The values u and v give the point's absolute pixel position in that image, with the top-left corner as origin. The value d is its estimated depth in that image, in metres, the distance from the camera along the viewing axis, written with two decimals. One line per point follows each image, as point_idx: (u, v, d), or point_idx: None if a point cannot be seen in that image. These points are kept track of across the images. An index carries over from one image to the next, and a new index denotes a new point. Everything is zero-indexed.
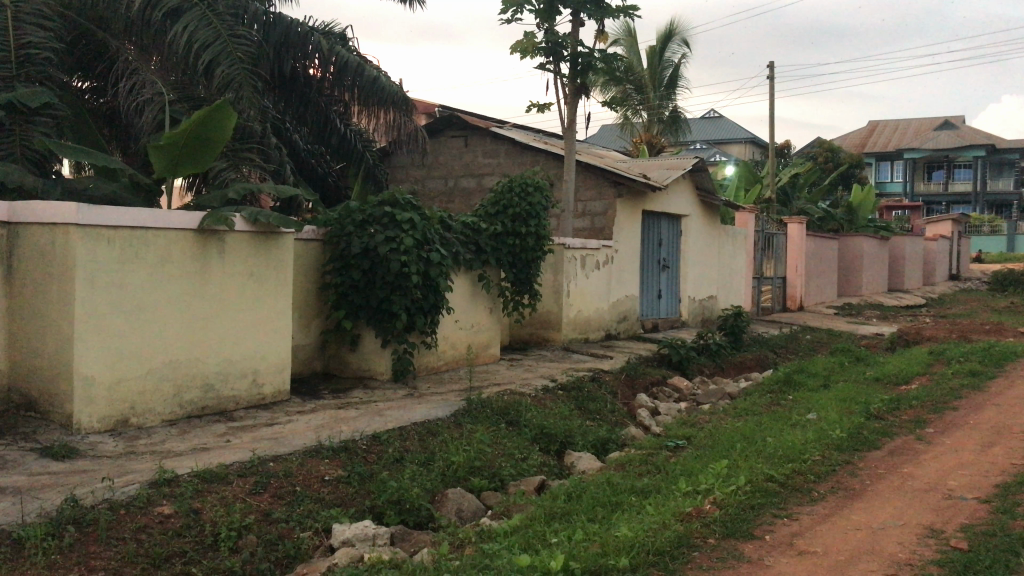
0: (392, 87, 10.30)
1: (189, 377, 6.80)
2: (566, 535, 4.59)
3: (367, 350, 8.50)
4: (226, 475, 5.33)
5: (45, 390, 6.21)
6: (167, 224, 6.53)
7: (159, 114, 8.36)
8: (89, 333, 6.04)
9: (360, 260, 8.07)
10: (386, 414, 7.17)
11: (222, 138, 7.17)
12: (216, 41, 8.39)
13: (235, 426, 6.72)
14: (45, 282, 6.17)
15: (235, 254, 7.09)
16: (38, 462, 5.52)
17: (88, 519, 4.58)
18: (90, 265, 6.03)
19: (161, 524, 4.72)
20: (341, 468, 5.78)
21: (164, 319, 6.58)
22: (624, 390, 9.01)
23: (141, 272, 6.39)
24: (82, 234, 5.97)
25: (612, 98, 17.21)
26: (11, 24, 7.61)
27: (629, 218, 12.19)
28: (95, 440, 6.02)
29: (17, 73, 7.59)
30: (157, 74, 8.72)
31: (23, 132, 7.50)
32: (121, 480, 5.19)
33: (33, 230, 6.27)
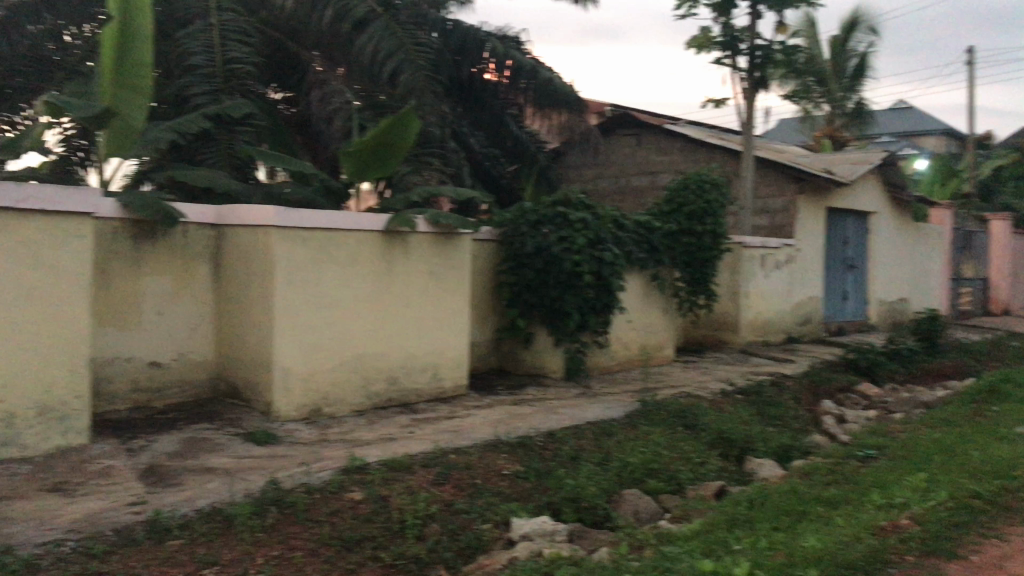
0: (564, 89, 10.37)
1: (376, 370, 7.13)
2: (749, 542, 4.45)
3: (540, 348, 8.60)
4: (410, 466, 5.59)
5: (248, 379, 6.70)
6: (356, 225, 6.87)
7: (348, 122, 8.80)
8: (285, 327, 6.46)
9: (533, 259, 8.19)
10: (561, 412, 7.22)
11: (406, 145, 7.48)
12: (398, 50, 8.73)
13: (418, 418, 6.96)
14: (247, 279, 6.66)
15: (418, 253, 7.36)
16: (242, 446, 5.95)
17: (287, 502, 4.95)
18: (287, 265, 6.45)
19: (352, 509, 4.99)
20: (519, 463, 5.89)
21: (353, 315, 6.93)
22: (808, 396, 8.60)
23: (333, 271, 6.76)
24: (281, 236, 6.40)
25: (793, 91, 16.55)
26: (217, 42, 8.19)
27: (810, 216, 11.66)
28: (292, 427, 6.42)
29: (223, 86, 8.15)
30: (346, 83, 9.16)
31: (228, 141, 8.04)
32: (315, 466, 5.53)
33: (239, 231, 6.77)
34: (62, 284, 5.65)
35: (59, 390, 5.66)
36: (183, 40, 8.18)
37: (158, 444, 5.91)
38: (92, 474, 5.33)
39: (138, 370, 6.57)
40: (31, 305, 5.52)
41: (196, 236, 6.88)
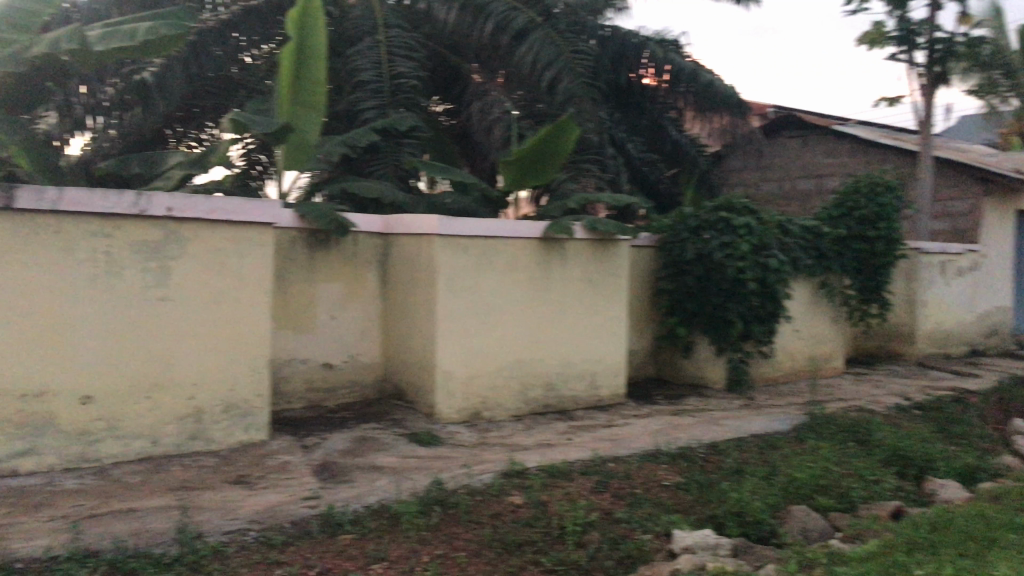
0: (726, 91, 10.13)
1: (534, 375, 7.20)
2: (932, 568, 4.16)
3: (701, 357, 8.43)
4: (570, 472, 5.64)
5: (412, 382, 6.92)
6: (515, 233, 6.96)
7: (507, 131, 8.99)
8: (448, 332, 6.64)
9: (694, 266, 8.02)
10: (723, 423, 7.04)
11: (563, 152, 7.53)
12: (557, 59, 8.74)
13: (576, 425, 6.96)
14: (412, 285, 6.90)
15: (576, 260, 7.37)
16: (407, 446, 6.15)
17: (451, 502, 5.11)
18: (450, 271, 6.63)
19: (513, 512, 5.07)
20: (679, 474, 5.80)
21: (512, 321, 7.02)
22: (995, 414, 7.97)
23: (493, 278, 6.88)
24: (444, 243, 6.59)
25: (978, 85, 15.45)
26: (384, 58, 8.48)
27: (998, 220, 10.82)
28: (454, 430, 6.58)
29: (390, 100, 8.43)
30: (505, 93, 9.33)
31: (394, 152, 8.26)
32: (477, 468, 5.68)
33: (404, 238, 7.02)
34: (245, 290, 6.06)
35: (242, 388, 6.07)
36: (353, 57, 8.52)
37: (330, 442, 6.21)
38: (271, 468, 5.67)
39: (312, 371, 6.94)
40: (218, 310, 5.95)
41: (365, 244, 7.18)
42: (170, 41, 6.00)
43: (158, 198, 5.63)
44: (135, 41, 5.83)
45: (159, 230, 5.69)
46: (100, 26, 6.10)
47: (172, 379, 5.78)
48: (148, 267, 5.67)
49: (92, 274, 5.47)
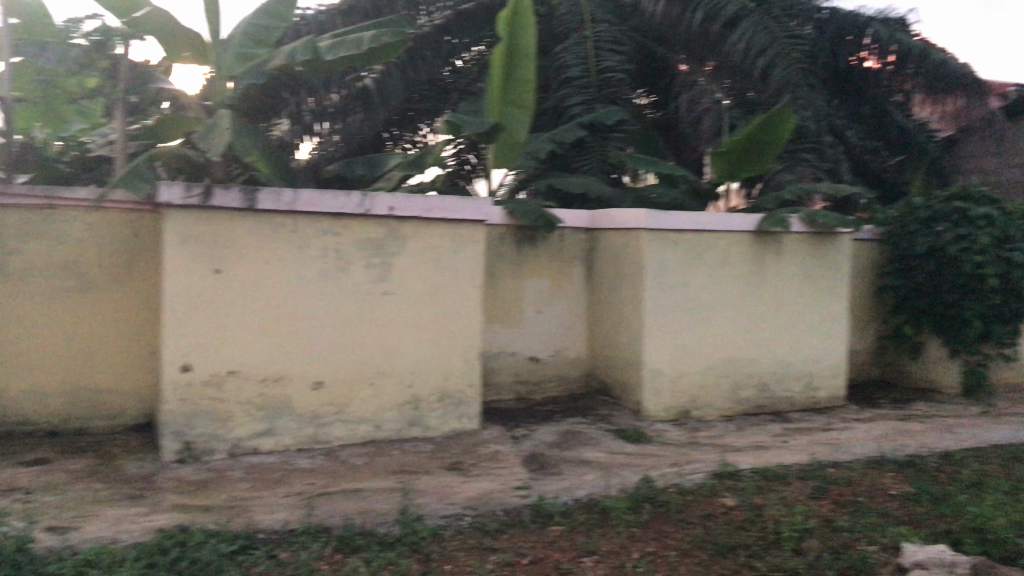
0: (962, 69, 9.40)
1: (746, 375, 6.95)
2: None
3: (931, 359, 7.81)
4: (786, 477, 5.43)
5: (619, 378, 6.90)
6: (726, 227, 6.75)
7: (718, 122, 8.70)
8: (655, 328, 6.57)
9: (925, 260, 7.42)
10: (957, 432, 6.47)
11: (778, 142, 7.19)
12: (772, 45, 8.42)
13: (791, 427, 6.65)
14: (620, 280, 6.87)
15: (792, 254, 7.03)
16: (615, 442, 6.13)
17: (661, 500, 5.06)
18: (658, 266, 6.55)
19: (725, 514, 4.93)
20: (908, 484, 5.39)
21: (722, 318, 6.82)
22: None
23: (702, 274, 6.72)
24: (651, 238, 6.53)
25: None
26: (591, 53, 8.46)
27: None
28: (662, 428, 6.49)
29: (597, 95, 8.41)
30: (715, 82, 9.01)
31: (602, 146, 8.13)
32: (688, 467, 5.60)
33: (612, 234, 6.99)
34: (460, 285, 6.26)
35: (457, 379, 6.29)
36: (561, 55, 8.56)
37: (539, 434, 6.31)
38: (484, 457, 5.84)
39: (520, 364, 7.09)
40: (435, 303, 6.20)
41: (573, 240, 7.22)
42: (392, 48, 6.33)
43: (380, 198, 5.94)
44: (362, 49, 6.17)
45: (381, 228, 6.01)
46: (328, 36, 6.49)
47: (392, 369, 6.10)
48: (372, 263, 6.00)
49: (323, 269, 5.88)
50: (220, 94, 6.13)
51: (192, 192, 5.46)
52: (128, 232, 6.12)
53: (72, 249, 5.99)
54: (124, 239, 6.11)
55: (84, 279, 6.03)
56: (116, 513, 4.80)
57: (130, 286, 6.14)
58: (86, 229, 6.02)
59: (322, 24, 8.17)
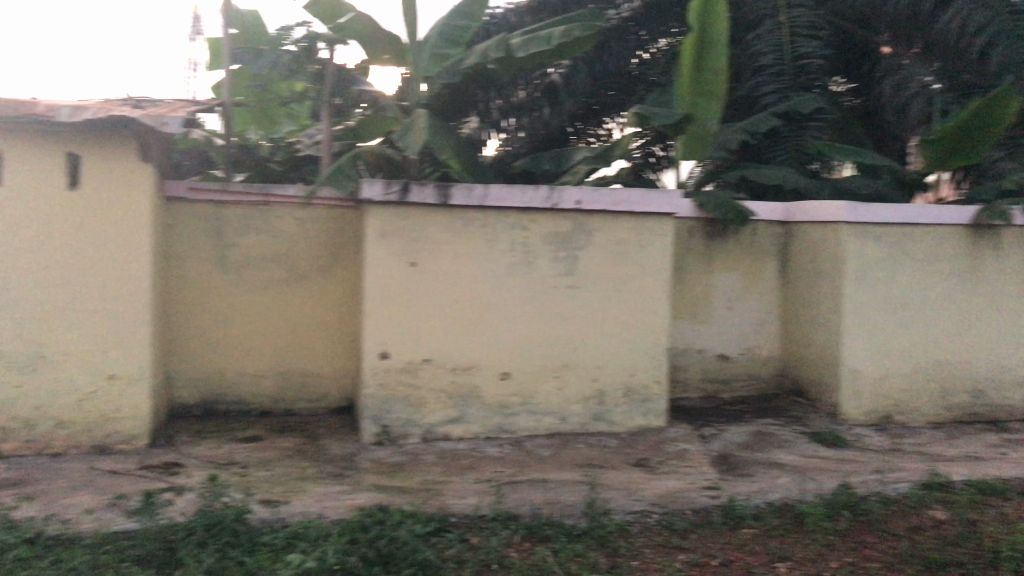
0: None
1: (958, 380, 6.43)
2: None
3: None
4: (1006, 492, 4.98)
5: (814, 379, 6.58)
6: (938, 220, 6.27)
7: (927, 108, 8.09)
8: (855, 326, 6.22)
9: None
10: None
11: (998, 127, 6.60)
12: (992, 21, 7.71)
13: (1011, 438, 6.09)
14: (816, 276, 6.54)
15: (1015, 250, 6.42)
16: (810, 445, 5.85)
17: (862, 508, 4.78)
18: (859, 262, 6.20)
19: (935, 528, 4.59)
20: None
21: (932, 317, 6.35)
22: None
23: (909, 270, 6.29)
24: (853, 232, 6.19)
25: None
26: (787, 39, 8.06)
27: None
28: (861, 432, 6.14)
29: (792, 83, 8.04)
30: (925, 65, 8.38)
31: (798, 135, 7.75)
32: (892, 476, 5.26)
33: (809, 228, 6.66)
34: (647, 280, 6.18)
35: (643, 374, 6.22)
36: (754, 42, 8.24)
37: (728, 433, 6.14)
38: (671, 455, 5.75)
39: (709, 362, 6.94)
40: (622, 298, 6.16)
41: (765, 234, 6.95)
42: (581, 42, 6.33)
43: (569, 192, 5.95)
44: (552, 44, 6.19)
45: (569, 222, 6.04)
46: (519, 33, 6.58)
47: (578, 362, 6.13)
48: (559, 257, 6.05)
49: (512, 263, 5.99)
50: (417, 94, 6.35)
51: (391, 188, 5.71)
52: (331, 227, 6.50)
53: (283, 243, 6.44)
54: (328, 234, 6.49)
55: (292, 270, 6.47)
56: (321, 490, 5.11)
57: (332, 278, 6.52)
58: (295, 224, 6.44)
59: (511, 23, 8.32)
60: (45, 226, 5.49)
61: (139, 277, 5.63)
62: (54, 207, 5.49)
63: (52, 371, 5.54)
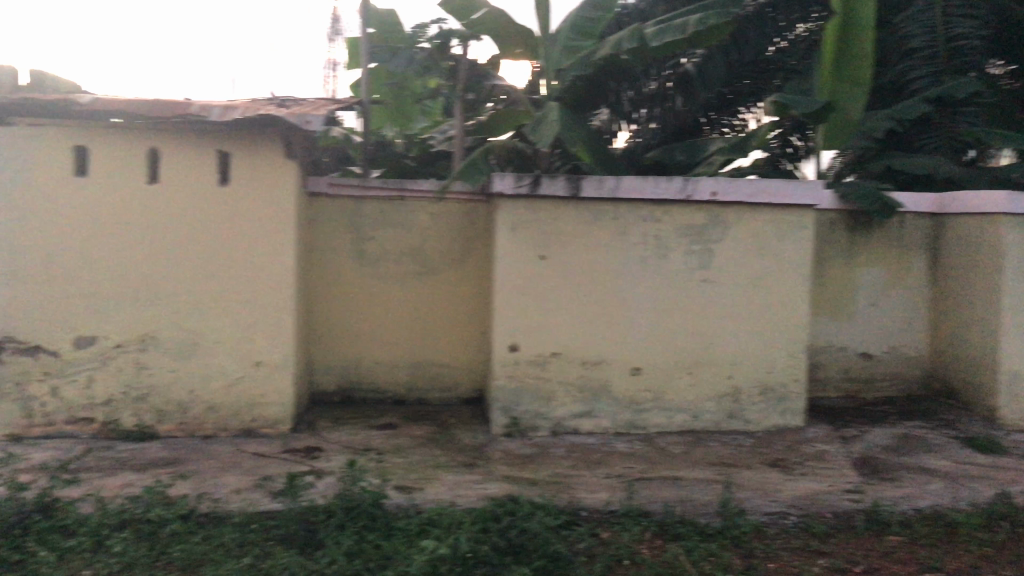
0: None
1: None
2: None
3: None
4: None
5: (967, 380, 6.20)
6: None
7: None
8: (1015, 325, 5.82)
9: None
10: None
11: None
12: None
13: None
14: (971, 271, 6.15)
15: None
16: (963, 451, 5.51)
17: None
18: (1020, 256, 5.80)
19: None
20: None
21: None
22: None
23: None
24: (1014, 224, 5.79)
25: None
26: (940, 20, 7.57)
27: None
28: (1021, 438, 5.73)
29: (945, 67, 7.57)
30: None
31: (952, 122, 7.29)
32: None
33: (965, 220, 6.26)
34: (785, 274, 5.97)
35: (780, 372, 6.01)
36: (903, 24, 7.80)
37: (872, 436, 5.86)
38: (810, 456, 5.54)
39: (851, 361, 6.65)
40: (758, 293, 5.98)
41: (914, 226, 6.58)
42: (719, 30, 6.16)
43: (704, 183, 5.81)
44: (688, 32, 6.11)
45: (704, 214, 5.90)
46: (653, 23, 6.48)
47: (711, 358, 5.99)
48: (693, 251, 5.92)
49: (644, 256, 5.91)
50: (550, 87, 6.36)
51: (522, 181, 5.74)
52: (464, 221, 6.60)
53: (417, 237, 6.59)
54: (460, 228, 6.60)
55: (426, 263, 6.61)
56: (453, 478, 5.20)
57: (464, 271, 6.63)
58: (429, 218, 6.58)
59: (644, 12, 8.21)
60: (198, 221, 5.80)
61: (284, 269, 5.88)
62: (206, 203, 5.80)
63: (204, 358, 5.86)
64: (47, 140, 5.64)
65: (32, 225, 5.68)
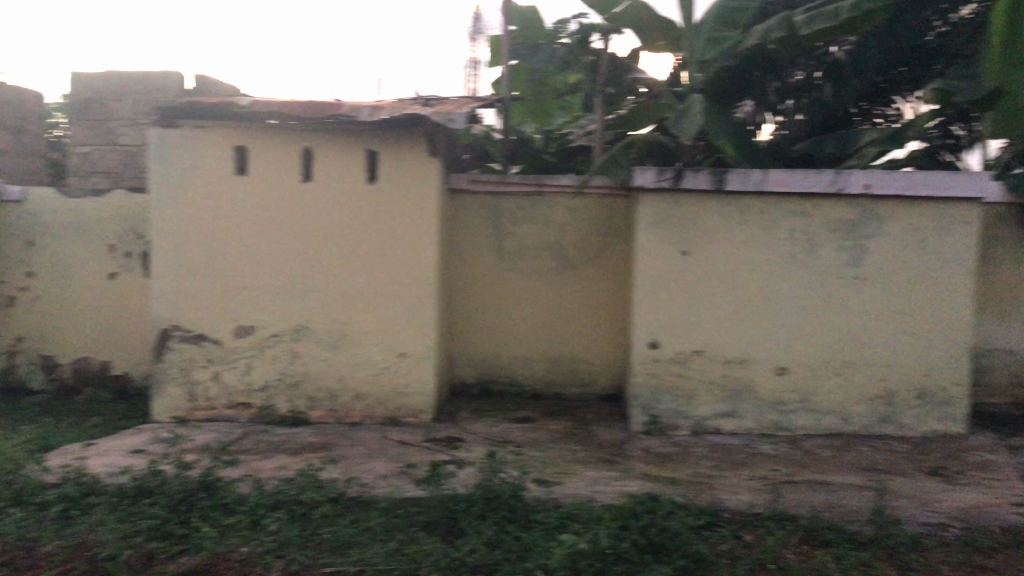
0: None
1: None
2: None
3: None
4: None
5: None
6: None
7: None
8: None
9: None
10: None
11: None
12: None
13: None
14: None
15: None
16: None
17: None
18: None
19: None
20: None
21: None
22: None
23: None
24: None
25: None
26: None
27: None
28: None
29: None
30: None
31: None
32: None
33: None
34: (946, 271, 5.62)
35: (939, 375, 5.67)
36: None
37: None
38: (972, 466, 5.20)
39: (1020, 365, 6.19)
40: (915, 292, 5.66)
41: None
42: (877, 14, 5.77)
43: (857, 175, 5.54)
44: (840, 19, 5.74)
45: (857, 208, 5.63)
46: (803, 11, 6.17)
47: (863, 359, 5.72)
48: (845, 246, 5.67)
49: (791, 252, 5.71)
50: (692, 79, 6.23)
51: (664, 175, 5.66)
52: (603, 216, 6.57)
53: (556, 232, 6.61)
54: (599, 223, 6.57)
55: (565, 259, 6.62)
56: (592, 474, 5.19)
57: (603, 266, 6.60)
58: (568, 214, 6.58)
59: None
60: (347, 217, 6.03)
61: (426, 264, 6.03)
62: (355, 200, 6.02)
63: (352, 348, 6.09)
64: (212, 141, 5.99)
65: (198, 221, 6.05)
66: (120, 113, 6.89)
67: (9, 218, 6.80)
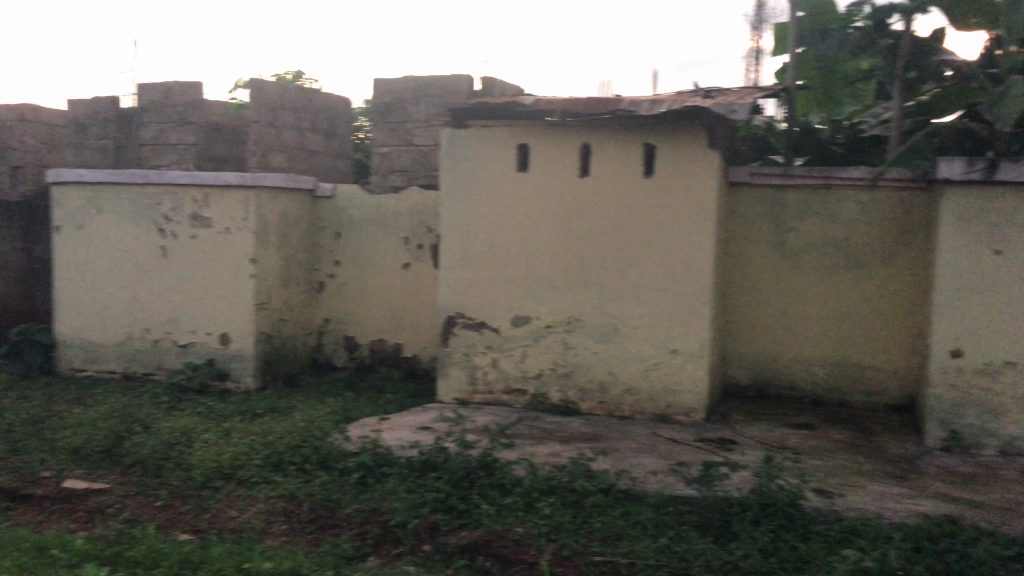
0: None
1: None
2: None
3: None
4: None
5: None
6: None
7: None
8: None
9: None
10: None
11: None
12: None
13: None
14: None
15: None
16: None
17: None
18: None
19: None
20: None
21: None
22: None
23: None
24: None
25: None
26: None
27: None
28: None
29: None
30: None
31: None
32: None
33: None
34: None
35: None
36: None
37: None
38: None
39: None
40: None
41: None
42: None
43: None
44: None
45: None
46: None
47: None
48: None
49: None
50: (1011, 57, 5.57)
51: (975, 166, 5.12)
52: (899, 212, 6.08)
53: (845, 228, 6.21)
54: (895, 219, 6.08)
55: (853, 257, 6.21)
56: (880, 488, 4.81)
57: (896, 267, 6.11)
58: (858, 209, 6.16)
59: None
60: (624, 212, 6.06)
61: (701, 259, 5.91)
62: (633, 194, 6.04)
63: (624, 342, 6.12)
64: (497, 139, 6.28)
65: (482, 215, 6.38)
66: (416, 116, 7.39)
67: (322, 213, 7.58)
